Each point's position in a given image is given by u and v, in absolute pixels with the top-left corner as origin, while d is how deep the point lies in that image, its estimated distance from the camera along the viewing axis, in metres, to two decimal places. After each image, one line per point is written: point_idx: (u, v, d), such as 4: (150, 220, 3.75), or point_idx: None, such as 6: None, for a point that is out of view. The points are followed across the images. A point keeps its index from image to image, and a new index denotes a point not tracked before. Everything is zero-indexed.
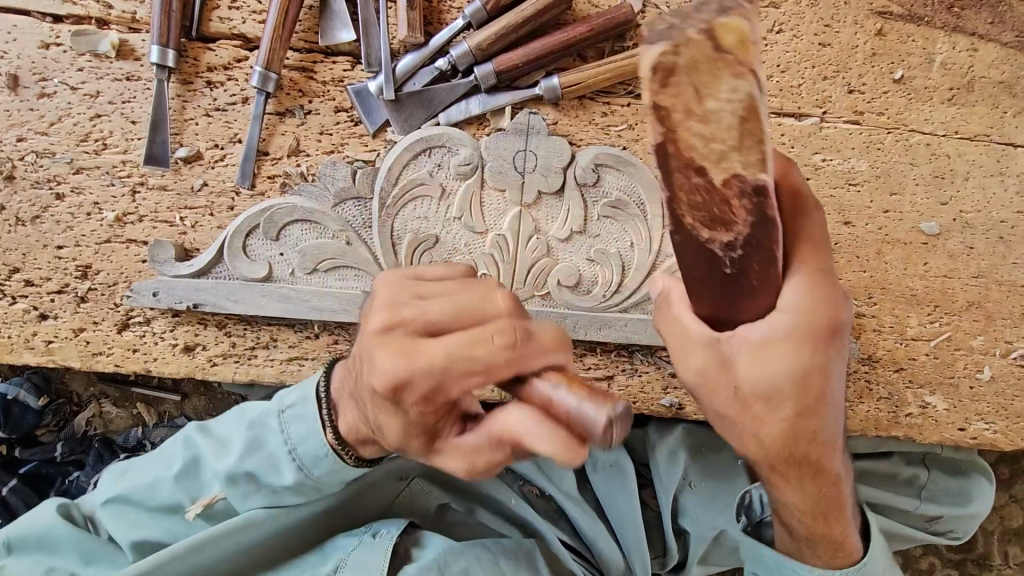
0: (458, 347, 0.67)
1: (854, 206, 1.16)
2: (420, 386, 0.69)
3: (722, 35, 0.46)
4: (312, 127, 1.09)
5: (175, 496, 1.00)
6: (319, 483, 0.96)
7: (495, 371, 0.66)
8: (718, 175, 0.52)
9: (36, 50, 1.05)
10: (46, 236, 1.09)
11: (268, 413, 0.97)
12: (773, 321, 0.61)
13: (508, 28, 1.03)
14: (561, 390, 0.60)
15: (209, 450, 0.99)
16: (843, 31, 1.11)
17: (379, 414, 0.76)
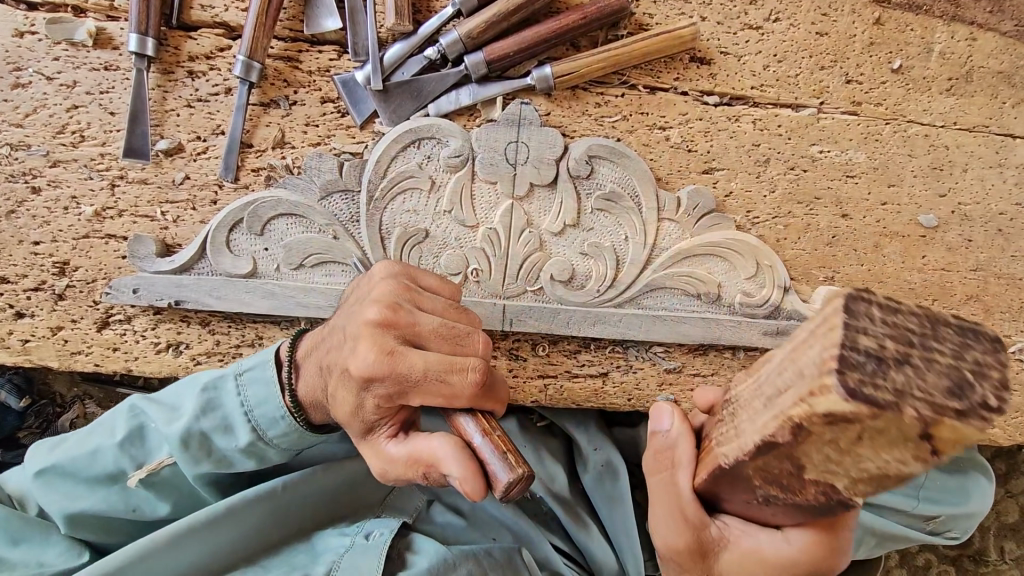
0: (432, 365, 0.76)
1: (852, 198, 1.14)
2: (388, 385, 0.77)
3: (938, 431, 0.44)
4: (298, 119, 1.06)
5: (118, 462, 0.94)
6: (273, 446, 0.95)
7: (458, 399, 0.75)
8: (814, 477, 0.52)
9: (9, 39, 1.01)
10: (22, 232, 1.06)
11: (221, 376, 0.94)
12: (769, 544, 0.74)
13: (498, 16, 1.00)
14: (489, 449, 0.69)
15: (155, 413, 0.94)
16: (841, 20, 1.09)
17: (338, 396, 0.83)
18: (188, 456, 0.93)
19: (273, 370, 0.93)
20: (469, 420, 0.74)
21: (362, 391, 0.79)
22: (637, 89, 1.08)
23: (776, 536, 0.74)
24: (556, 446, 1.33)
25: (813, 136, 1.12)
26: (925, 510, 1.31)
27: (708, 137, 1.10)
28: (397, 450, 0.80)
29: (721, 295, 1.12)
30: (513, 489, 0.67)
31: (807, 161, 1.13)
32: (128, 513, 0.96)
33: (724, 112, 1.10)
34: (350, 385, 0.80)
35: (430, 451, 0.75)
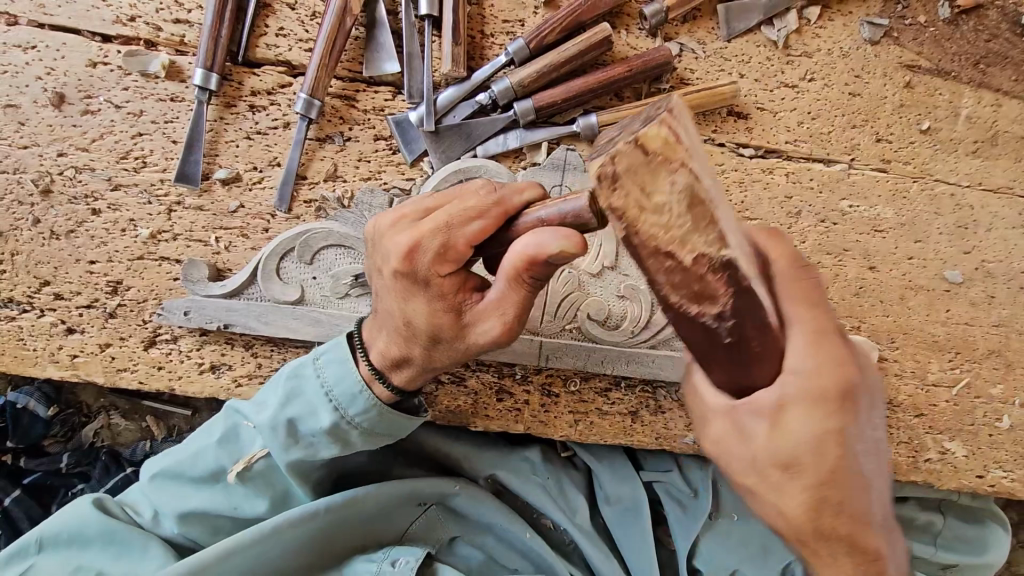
0: (452, 209, 0.79)
1: (879, 251, 1.18)
2: (433, 244, 0.79)
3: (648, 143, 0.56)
4: (351, 154, 1.10)
5: (218, 459, 1.01)
6: (352, 426, 0.97)
7: (490, 215, 0.78)
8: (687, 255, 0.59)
9: (83, 69, 1.07)
10: (79, 251, 1.09)
11: (301, 364, 0.99)
12: (784, 385, 0.61)
13: (549, 67, 1.06)
14: (550, 210, 0.73)
15: (248, 409, 1.01)
16: (872, 82, 1.14)
17: (409, 315, 0.85)
18: (277, 444, 0.98)
19: (350, 353, 0.97)
20: (526, 218, 0.77)
21: (413, 281, 0.82)
22: None
23: (782, 377, 0.62)
24: (579, 478, 1.37)
25: (843, 191, 1.16)
26: (943, 557, 1.34)
27: (742, 188, 1.15)
28: (496, 299, 0.79)
29: None
30: (593, 202, 0.68)
31: (836, 215, 1.17)
32: (232, 510, 1.03)
33: (759, 164, 1.15)
34: (408, 286, 0.83)
35: (512, 260, 0.72)
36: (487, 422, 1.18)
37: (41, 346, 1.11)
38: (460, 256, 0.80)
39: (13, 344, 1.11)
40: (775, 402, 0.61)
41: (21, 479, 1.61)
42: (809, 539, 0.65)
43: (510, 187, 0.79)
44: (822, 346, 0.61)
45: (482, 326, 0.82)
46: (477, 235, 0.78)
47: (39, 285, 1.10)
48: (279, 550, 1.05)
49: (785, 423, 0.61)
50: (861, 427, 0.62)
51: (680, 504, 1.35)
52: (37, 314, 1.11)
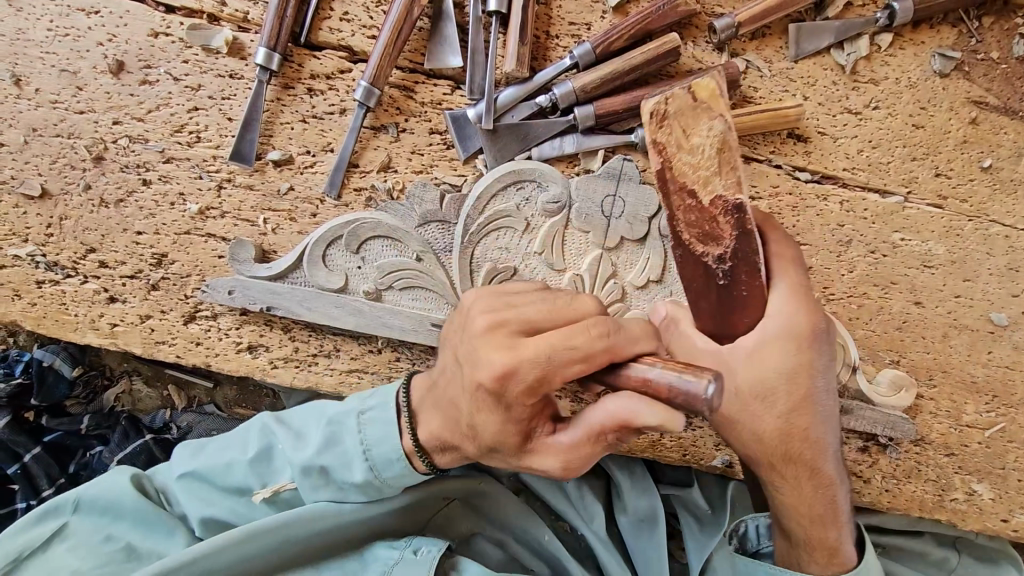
0: (557, 340, 0.72)
1: (926, 287, 1.16)
2: (523, 372, 0.74)
3: (697, 91, 0.66)
4: (405, 146, 1.09)
5: (245, 479, 1.05)
6: (383, 484, 1.01)
7: (593, 362, 0.71)
8: (705, 197, 0.70)
9: (145, 38, 1.05)
10: (127, 220, 1.09)
11: (347, 412, 1.02)
12: (765, 326, 0.76)
13: (614, 74, 1.04)
14: (658, 370, 0.65)
15: (286, 440, 1.04)
16: (937, 115, 1.12)
17: (477, 373, 0.77)
18: (311, 484, 1.03)
19: (395, 413, 0.99)
20: (640, 366, 0.68)
21: (501, 335, 0.77)
22: None
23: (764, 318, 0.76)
24: (598, 485, 1.38)
25: (896, 223, 1.14)
26: None
27: (795, 213, 1.14)
28: (582, 432, 0.78)
29: None
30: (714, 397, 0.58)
31: (886, 247, 1.15)
32: (247, 523, 1.07)
33: (814, 190, 1.14)
34: (489, 403, 0.79)
35: (610, 337, 0.71)
36: None
37: (82, 312, 1.11)
38: (551, 325, 0.77)
39: (54, 308, 1.11)
40: (755, 345, 0.77)
41: (42, 436, 1.62)
42: (778, 461, 0.87)
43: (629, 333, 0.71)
44: (801, 297, 0.77)
45: (541, 461, 0.83)
46: (564, 315, 0.77)
47: (85, 252, 1.10)
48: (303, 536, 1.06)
49: (763, 358, 0.77)
50: (823, 359, 0.80)
51: (697, 519, 1.35)
52: (80, 280, 1.11)
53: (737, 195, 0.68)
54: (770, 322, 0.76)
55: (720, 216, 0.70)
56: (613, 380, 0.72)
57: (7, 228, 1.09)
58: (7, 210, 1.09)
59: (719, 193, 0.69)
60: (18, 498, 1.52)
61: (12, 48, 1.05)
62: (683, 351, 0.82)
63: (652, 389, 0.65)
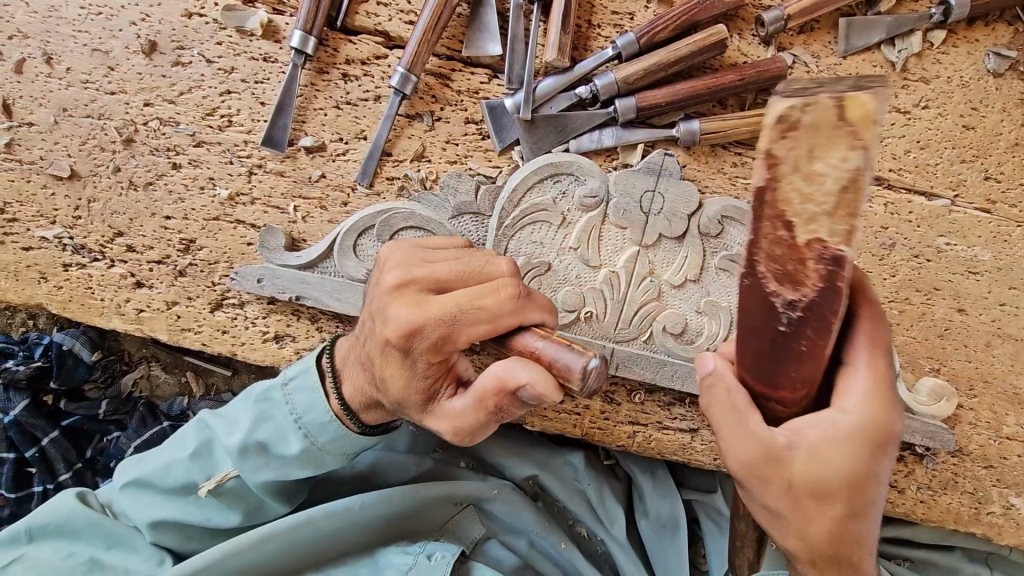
0: (465, 295, 0.74)
1: (971, 294, 1.13)
2: (431, 334, 0.74)
3: (848, 108, 0.56)
4: (440, 135, 1.07)
5: (188, 474, 1.00)
6: (322, 452, 0.97)
7: (501, 319, 0.73)
8: (803, 234, 0.61)
9: (178, 18, 1.03)
10: (156, 205, 1.07)
11: (273, 387, 0.99)
12: (837, 420, 0.68)
13: (658, 66, 1.01)
14: (546, 341, 0.69)
15: (220, 427, 1.00)
16: (989, 117, 1.08)
17: (388, 331, 0.76)
18: (250, 467, 0.97)
19: (317, 378, 0.96)
20: (530, 335, 0.72)
21: (412, 292, 0.77)
22: None
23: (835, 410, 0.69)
24: (618, 488, 1.35)
25: (942, 227, 1.11)
26: None
27: None
28: (469, 400, 0.74)
29: None
30: (589, 371, 0.63)
31: (931, 251, 1.12)
32: (204, 523, 1.01)
33: None
34: (394, 357, 0.78)
35: (522, 297, 0.74)
36: (543, 421, 1.16)
37: (108, 297, 1.10)
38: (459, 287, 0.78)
39: (80, 291, 1.09)
40: (824, 438, 0.67)
41: (60, 420, 1.61)
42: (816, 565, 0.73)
43: (535, 300, 0.75)
44: (882, 399, 0.68)
45: (435, 423, 0.80)
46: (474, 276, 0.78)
47: (112, 235, 1.08)
48: (315, 539, 1.07)
49: (829, 456, 0.67)
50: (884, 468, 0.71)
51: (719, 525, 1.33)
52: (107, 264, 1.09)
53: (841, 246, 0.60)
54: (846, 416, 0.68)
55: (810, 259, 0.62)
56: (512, 342, 0.73)
57: (35, 209, 1.07)
58: (35, 191, 1.07)
59: (822, 235, 0.60)
60: (35, 479, 1.56)
61: (44, 25, 1.03)
62: (732, 428, 0.70)
63: (537, 358, 0.69)
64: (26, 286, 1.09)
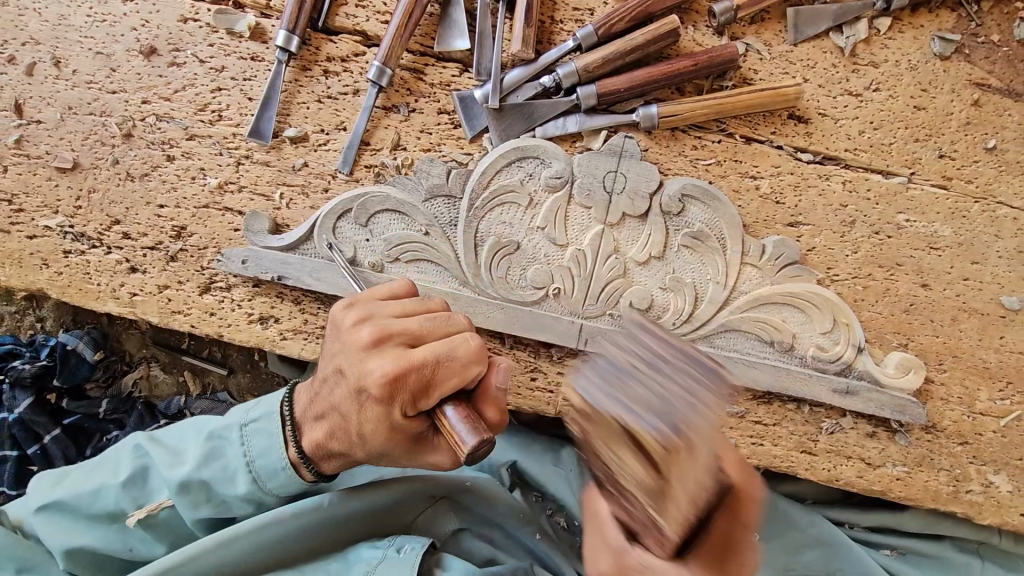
0: (440, 347, 0.87)
1: (933, 269, 1.15)
2: (412, 387, 0.86)
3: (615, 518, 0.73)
4: (414, 125, 1.14)
5: (119, 502, 1.02)
6: (268, 496, 1.03)
7: (466, 369, 0.87)
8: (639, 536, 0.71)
9: (174, 23, 1.12)
10: (151, 194, 1.15)
11: (228, 427, 1.03)
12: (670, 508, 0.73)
13: (615, 54, 1.08)
14: (458, 416, 0.84)
15: (161, 458, 1.03)
16: (939, 98, 1.12)
17: (371, 386, 0.87)
18: (188, 500, 1.01)
19: (277, 424, 1.01)
20: (453, 406, 0.86)
21: (388, 348, 0.89)
22: (734, 137, 1.14)
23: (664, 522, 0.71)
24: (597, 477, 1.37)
25: (900, 204, 1.14)
26: None
27: (797, 192, 1.14)
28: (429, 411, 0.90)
29: (794, 345, 1.13)
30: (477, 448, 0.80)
31: (892, 228, 1.15)
32: (127, 553, 1.04)
33: (816, 170, 1.14)
34: (379, 410, 0.88)
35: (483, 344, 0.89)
36: (517, 399, 1.19)
37: (104, 282, 1.17)
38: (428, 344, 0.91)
39: (78, 277, 1.16)
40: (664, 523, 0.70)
41: (62, 419, 1.66)
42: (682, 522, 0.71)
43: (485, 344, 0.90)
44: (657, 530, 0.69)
45: (435, 456, 0.95)
46: (444, 329, 0.92)
47: (110, 224, 1.16)
48: (274, 542, 1.06)
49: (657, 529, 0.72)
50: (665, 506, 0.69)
51: None
52: (104, 251, 1.16)
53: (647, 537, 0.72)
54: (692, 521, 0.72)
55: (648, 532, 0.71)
56: (451, 398, 0.87)
57: (39, 200, 1.15)
58: (40, 183, 1.15)
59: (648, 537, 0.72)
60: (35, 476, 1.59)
61: (53, 32, 1.13)
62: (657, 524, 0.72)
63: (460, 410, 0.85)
64: (29, 273, 1.16)
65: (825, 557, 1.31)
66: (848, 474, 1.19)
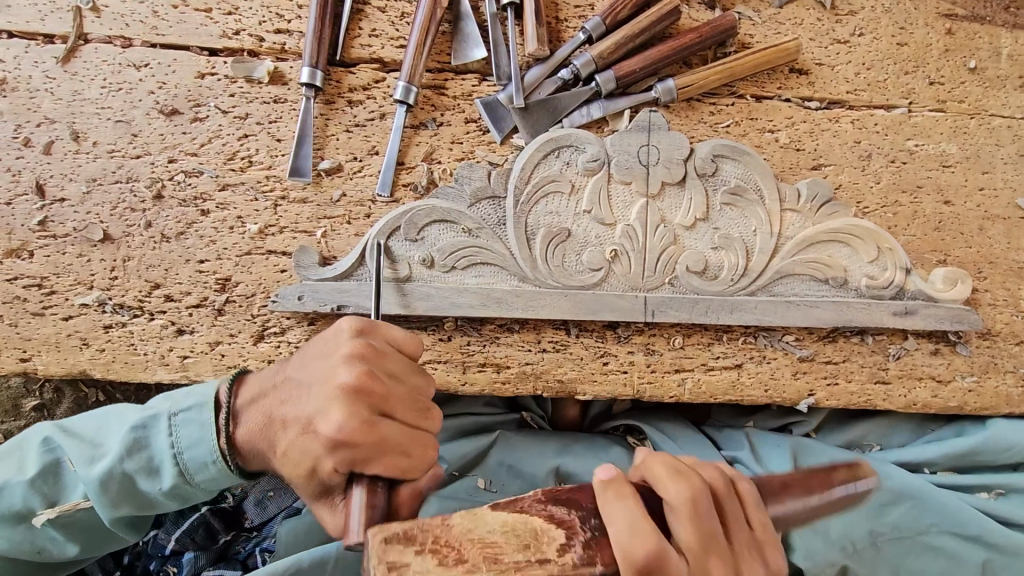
0: (403, 436, 0.84)
1: (951, 186, 1.22)
2: (356, 452, 0.81)
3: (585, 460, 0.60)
4: (445, 137, 1.16)
5: (27, 499, 0.94)
6: (196, 490, 0.95)
7: (410, 471, 0.84)
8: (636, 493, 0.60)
9: (192, 80, 1.13)
10: (189, 251, 1.12)
11: (152, 416, 0.94)
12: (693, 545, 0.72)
13: (626, 38, 1.14)
14: (359, 503, 0.77)
15: (77, 451, 0.94)
16: (917, 32, 1.23)
17: (318, 429, 0.84)
18: (107, 499, 0.93)
19: (209, 414, 0.92)
20: (362, 492, 0.79)
21: (357, 406, 0.83)
22: (745, 98, 1.20)
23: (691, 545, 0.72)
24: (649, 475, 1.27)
25: (907, 131, 1.22)
26: None
27: (813, 137, 1.21)
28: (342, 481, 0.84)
29: (848, 279, 1.17)
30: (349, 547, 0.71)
31: (905, 154, 1.22)
32: (35, 552, 0.97)
33: (826, 115, 1.22)
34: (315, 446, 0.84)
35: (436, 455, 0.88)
36: (594, 388, 1.17)
37: (151, 350, 1.12)
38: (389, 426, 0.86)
39: (122, 350, 1.11)
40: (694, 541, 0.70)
41: None
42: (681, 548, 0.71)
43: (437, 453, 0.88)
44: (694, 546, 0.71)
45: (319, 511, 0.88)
46: (413, 420, 0.88)
47: (149, 288, 1.12)
48: None
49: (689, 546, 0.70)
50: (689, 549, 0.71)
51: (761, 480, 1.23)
52: (147, 318, 1.12)
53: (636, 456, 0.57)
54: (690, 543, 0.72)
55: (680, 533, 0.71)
56: (366, 483, 0.81)
57: (72, 278, 1.11)
58: (71, 261, 1.11)
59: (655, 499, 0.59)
60: None
61: (68, 108, 1.12)
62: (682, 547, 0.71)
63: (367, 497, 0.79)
64: (69, 355, 1.10)
65: (913, 510, 1.20)
66: (923, 395, 1.21)
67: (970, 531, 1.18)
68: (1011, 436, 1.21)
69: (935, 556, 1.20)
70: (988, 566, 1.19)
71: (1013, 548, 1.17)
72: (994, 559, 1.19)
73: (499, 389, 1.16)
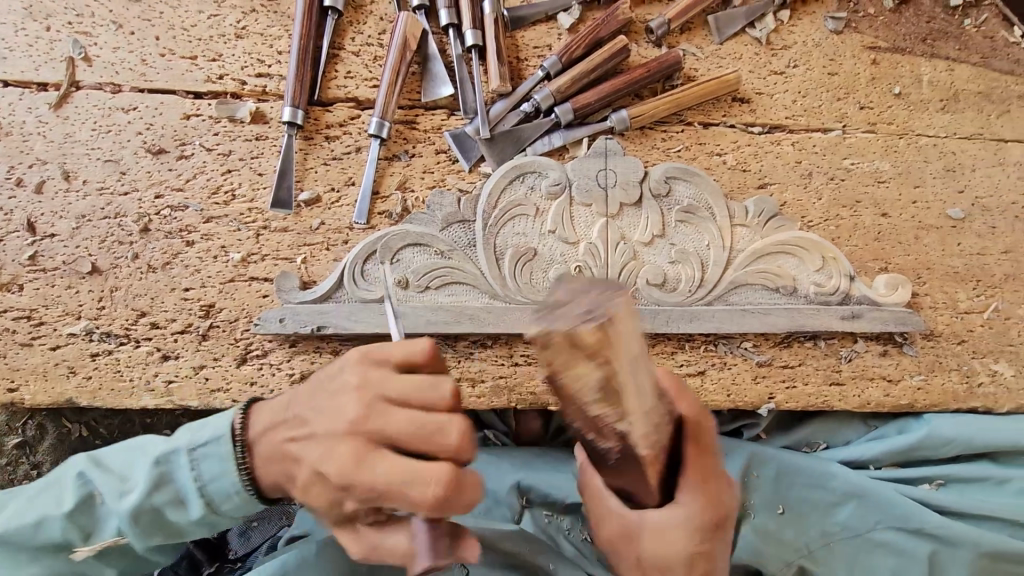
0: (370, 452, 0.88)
1: (886, 199, 1.33)
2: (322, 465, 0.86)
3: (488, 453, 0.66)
4: (417, 167, 1.24)
5: (66, 534, 0.97)
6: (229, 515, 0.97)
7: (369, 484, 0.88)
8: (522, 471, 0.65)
9: (178, 121, 1.21)
10: (174, 280, 1.18)
11: (174, 451, 0.95)
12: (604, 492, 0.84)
13: (581, 74, 1.25)
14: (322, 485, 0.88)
15: (111, 484, 0.97)
16: (845, 63, 1.35)
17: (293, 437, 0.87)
18: (140, 532, 0.96)
19: (228, 447, 0.93)
20: None
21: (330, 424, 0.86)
22: (693, 125, 1.31)
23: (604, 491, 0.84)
24: None
25: (843, 152, 1.33)
26: None
27: (758, 159, 1.31)
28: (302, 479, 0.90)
29: (797, 287, 1.25)
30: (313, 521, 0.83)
31: (842, 172, 1.33)
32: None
33: (768, 138, 1.32)
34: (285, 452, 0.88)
35: None
36: None
37: (137, 376, 1.16)
38: None
39: (109, 377, 1.15)
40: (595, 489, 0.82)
41: None
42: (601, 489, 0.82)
43: None
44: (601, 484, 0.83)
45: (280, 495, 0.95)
46: None
47: (136, 317, 1.17)
48: None
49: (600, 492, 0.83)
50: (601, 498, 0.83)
51: None
52: (133, 345, 1.16)
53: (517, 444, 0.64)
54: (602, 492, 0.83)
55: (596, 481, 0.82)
56: None
57: (61, 310, 1.16)
58: (60, 293, 1.16)
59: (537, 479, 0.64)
60: None
61: (60, 150, 1.18)
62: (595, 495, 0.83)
63: None
64: (56, 384, 1.14)
65: (858, 509, 1.25)
66: (876, 394, 1.28)
67: (914, 526, 1.23)
68: (949, 430, 1.27)
69: (884, 552, 1.24)
70: (933, 559, 1.24)
71: (956, 538, 1.23)
72: (940, 551, 1.24)
73: (474, 403, 1.21)
